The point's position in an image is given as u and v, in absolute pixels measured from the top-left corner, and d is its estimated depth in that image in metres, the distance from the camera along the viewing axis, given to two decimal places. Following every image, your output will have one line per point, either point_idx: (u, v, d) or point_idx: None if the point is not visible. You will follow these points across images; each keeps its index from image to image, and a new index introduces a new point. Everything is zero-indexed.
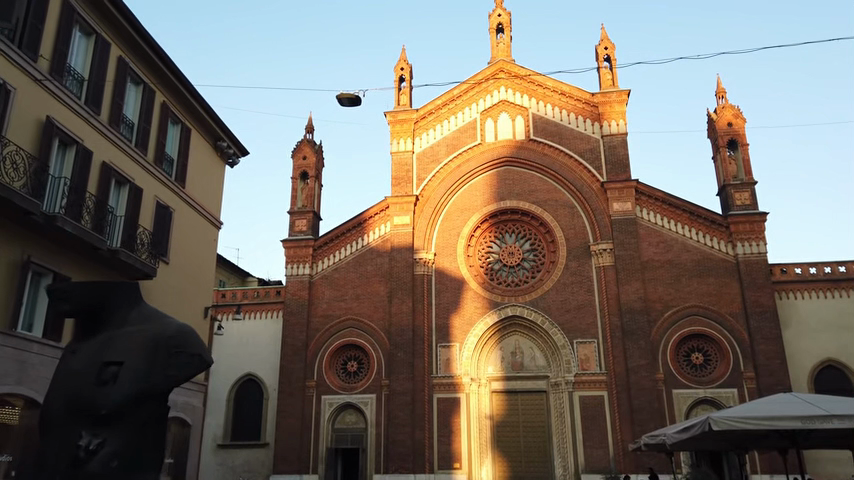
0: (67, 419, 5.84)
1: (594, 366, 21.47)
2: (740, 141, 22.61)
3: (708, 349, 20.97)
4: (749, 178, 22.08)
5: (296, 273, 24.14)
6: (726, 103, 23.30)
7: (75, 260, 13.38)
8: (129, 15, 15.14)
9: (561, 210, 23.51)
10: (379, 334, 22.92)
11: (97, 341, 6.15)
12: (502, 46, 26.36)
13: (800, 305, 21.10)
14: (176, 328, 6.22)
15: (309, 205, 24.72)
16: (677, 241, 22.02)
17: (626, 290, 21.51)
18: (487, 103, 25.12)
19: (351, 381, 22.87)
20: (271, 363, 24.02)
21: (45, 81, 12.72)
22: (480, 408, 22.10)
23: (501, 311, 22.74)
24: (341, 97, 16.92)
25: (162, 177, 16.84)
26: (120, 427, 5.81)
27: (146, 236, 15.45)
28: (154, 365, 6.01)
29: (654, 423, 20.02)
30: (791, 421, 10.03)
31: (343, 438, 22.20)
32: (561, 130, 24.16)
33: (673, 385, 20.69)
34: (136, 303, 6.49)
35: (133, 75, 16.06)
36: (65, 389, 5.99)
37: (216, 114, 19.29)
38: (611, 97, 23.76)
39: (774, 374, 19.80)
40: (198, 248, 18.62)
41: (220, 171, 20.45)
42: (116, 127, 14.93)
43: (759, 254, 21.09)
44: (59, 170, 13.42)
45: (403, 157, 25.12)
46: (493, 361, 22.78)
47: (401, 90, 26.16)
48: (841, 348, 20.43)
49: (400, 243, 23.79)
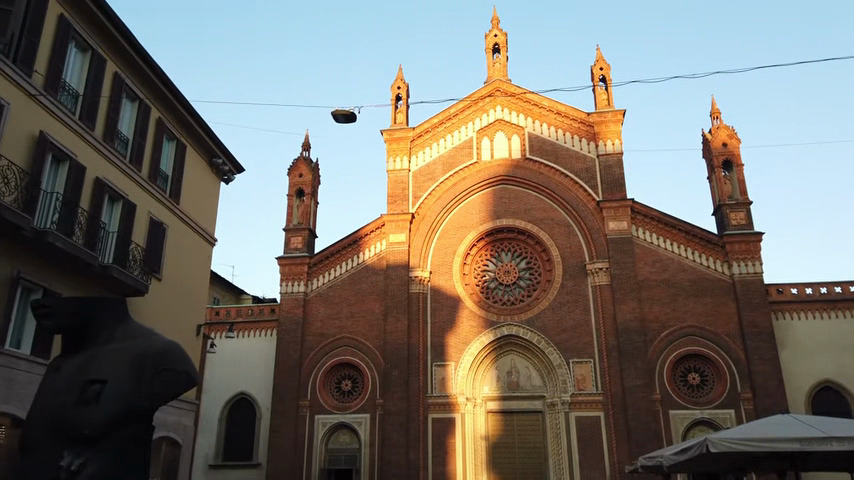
0: (50, 438, 5.70)
1: (591, 386, 21.28)
2: (735, 161, 22.68)
3: (705, 370, 20.83)
4: (745, 198, 22.12)
5: (291, 291, 23.98)
6: (721, 123, 23.41)
7: (64, 277, 13.22)
8: (127, 32, 15.18)
9: (557, 229, 23.48)
10: (374, 353, 22.68)
11: (81, 358, 6.00)
12: (498, 67, 26.52)
13: (797, 326, 21.00)
14: (163, 345, 6.00)
15: (304, 222, 24.65)
16: (673, 260, 21.95)
17: (622, 309, 21.38)
18: (483, 122, 25.21)
19: (345, 401, 22.59)
20: (263, 382, 23.72)
21: (40, 96, 12.68)
22: (476, 429, 21.87)
23: (496, 330, 22.57)
24: (336, 114, 16.94)
25: (156, 194, 16.77)
26: (104, 448, 5.63)
27: (138, 252, 15.36)
28: (138, 382, 5.79)
29: (652, 445, 19.76)
30: (789, 443, 9.90)
31: (337, 459, 21.84)
32: (556, 149, 24.22)
33: (670, 406, 20.50)
34: (121, 320, 6.30)
35: (129, 92, 16.04)
36: (46, 408, 5.82)
37: (212, 131, 19.27)
38: (606, 117, 23.79)
39: (772, 395, 19.63)
40: (191, 265, 18.48)
41: (216, 187, 20.42)
42: (110, 143, 14.89)
43: (755, 273, 21.04)
44: (52, 185, 13.32)
45: (400, 176, 25.12)
46: (489, 381, 22.57)
47: (398, 109, 26.22)
48: (839, 369, 20.30)
49: (396, 261, 23.64)
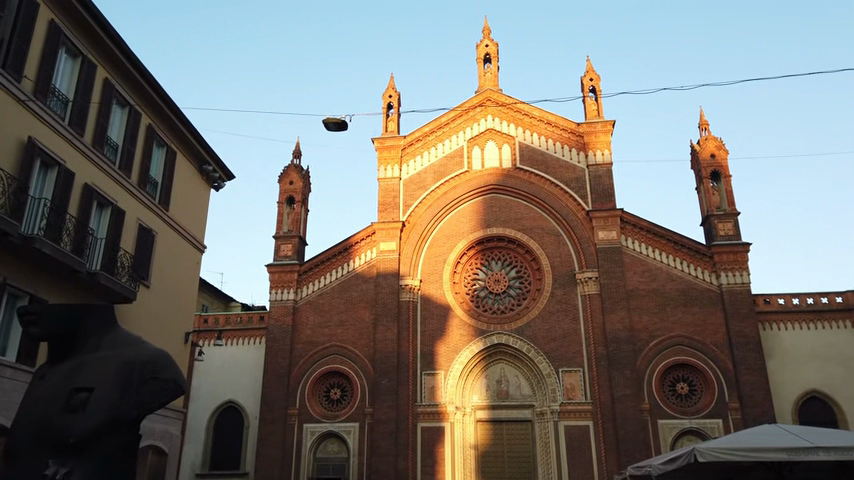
0: (35, 447, 5.63)
1: (580, 395, 21.31)
2: (723, 172, 22.90)
3: (693, 380, 20.95)
4: (733, 209, 22.33)
5: (280, 299, 23.88)
6: (709, 135, 23.66)
7: (51, 284, 13.08)
8: (117, 38, 15.12)
9: (547, 238, 23.58)
10: (364, 361, 22.60)
11: (67, 366, 5.92)
12: (489, 76, 26.69)
13: (783, 336, 21.18)
14: (150, 354, 5.99)
15: (294, 230, 24.58)
16: (662, 270, 22.08)
17: (611, 319, 21.48)
18: (474, 131, 25.31)
19: (334, 409, 22.48)
20: (252, 390, 23.59)
21: (28, 101, 12.59)
22: (465, 438, 21.79)
23: (486, 339, 22.59)
24: (327, 122, 16.95)
25: (146, 200, 16.69)
26: (90, 457, 5.57)
27: (127, 258, 15.25)
28: (124, 392, 5.74)
29: (641, 454, 19.81)
30: (776, 453, 9.97)
31: (325, 468, 21.75)
32: (547, 159, 24.35)
33: (659, 415, 20.57)
34: (109, 329, 6.25)
35: (119, 98, 15.97)
36: (32, 417, 5.76)
37: (202, 138, 19.22)
38: (596, 127, 23.99)
39: (759, 405, 19.74)
40: (181, 272, 18.39)
41: (205, 195, 20.31)
42: (99, 150, 14.78)
43: (742, 284, 21.21)
44: (39, 190, 13.20)
45: (391, 184, 25.15)
46: (478, 390, 22.59)
47: (389, 117, 26.27)
48: (825, 379, 20.47)
49: (386, 269, 23.64)
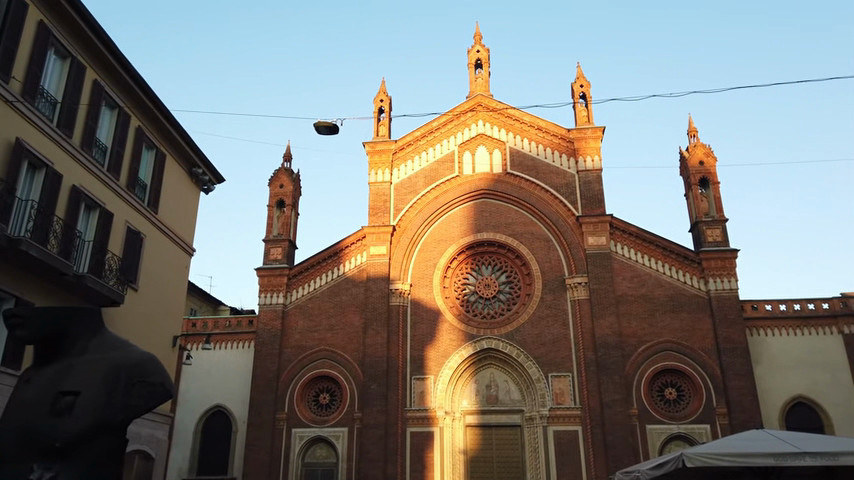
0: (19, 451, 5.55)
1: (569, 400, 21.34)
2: (711, 179, 23.10)
3: (681, 385, 21.09)
4: (721, 215, 22.50)
5: (269, 302, 23.76)
6: (698, 141, 23.87)
7: (37, 286, 12.94)
8: (106, 39, 15.02)
9: (537, 243, 23.64)
10: (353, 366, 22.53)
11: (54, 369, 5.85)
12: (480, 82, 26.78)
13: (771, 342, 21.34)
14: (138, 356, 5.93)
15: (284, 233, 24.49)
16: (651, 275, 22.20)
17: (600, 325, 21.53)
18: (465, 136, 25.35)
19: (323, 414, 22.40)
20: (241, 394, 23.45)
21: (17, 103, 12.47)
22: (454, 443, 21.79)
23: (476, 344, 22.57)
24: (318, 126, 16.93)
25: (135, 203, 16.58)
26: (76, 460, 5.50)
27: (115, 261, 15.14)
28: (112, 394, 5.69)
29: (629, 459, 19.87)
30: (763, 458, 10.01)
31: (313, 472, 21.63)
32: (537, 165, 24.43)
33: (647, 421, 20.63)
34: (97, 332, 6.16)
35: (108, 99, 15.86)
36: (16, 420, 5.67)
37: (192, 141, 19.14)
38: (586, 133, 24.12)
39: (746, 410, 19.85)
40: (169, 276, 18.27)
41: (195, 197, 20.20)
42: (87, 152, 14.67)
43: (730, 289, 21.36)
44: (26, 192, 13.10)
45: (381, 188, 25.10)
46: (468, 395, 22.57)
47: (381, 121, 26.25)
48: (811, 385, 20.64)
49: (376, 272, 23.59)
